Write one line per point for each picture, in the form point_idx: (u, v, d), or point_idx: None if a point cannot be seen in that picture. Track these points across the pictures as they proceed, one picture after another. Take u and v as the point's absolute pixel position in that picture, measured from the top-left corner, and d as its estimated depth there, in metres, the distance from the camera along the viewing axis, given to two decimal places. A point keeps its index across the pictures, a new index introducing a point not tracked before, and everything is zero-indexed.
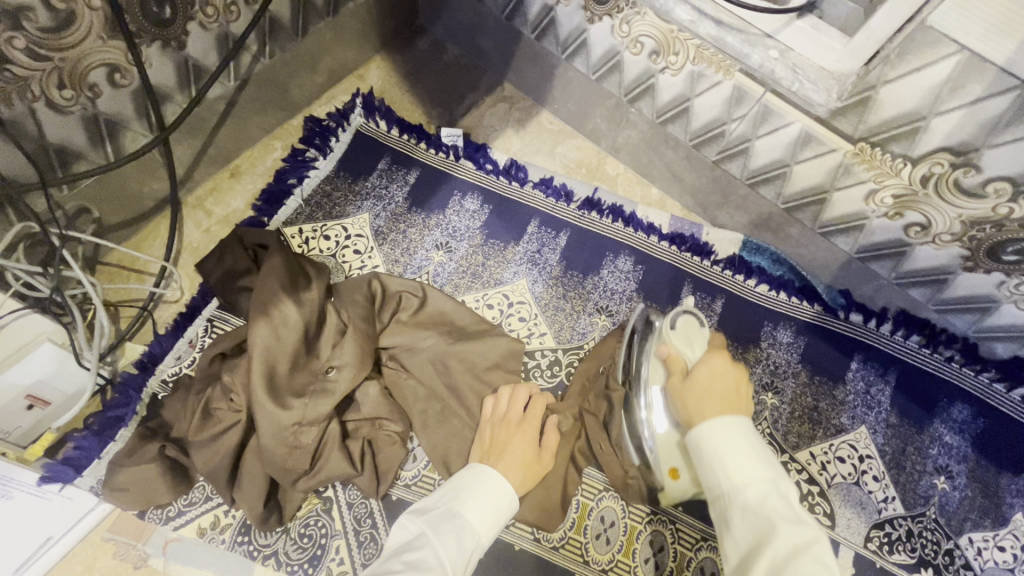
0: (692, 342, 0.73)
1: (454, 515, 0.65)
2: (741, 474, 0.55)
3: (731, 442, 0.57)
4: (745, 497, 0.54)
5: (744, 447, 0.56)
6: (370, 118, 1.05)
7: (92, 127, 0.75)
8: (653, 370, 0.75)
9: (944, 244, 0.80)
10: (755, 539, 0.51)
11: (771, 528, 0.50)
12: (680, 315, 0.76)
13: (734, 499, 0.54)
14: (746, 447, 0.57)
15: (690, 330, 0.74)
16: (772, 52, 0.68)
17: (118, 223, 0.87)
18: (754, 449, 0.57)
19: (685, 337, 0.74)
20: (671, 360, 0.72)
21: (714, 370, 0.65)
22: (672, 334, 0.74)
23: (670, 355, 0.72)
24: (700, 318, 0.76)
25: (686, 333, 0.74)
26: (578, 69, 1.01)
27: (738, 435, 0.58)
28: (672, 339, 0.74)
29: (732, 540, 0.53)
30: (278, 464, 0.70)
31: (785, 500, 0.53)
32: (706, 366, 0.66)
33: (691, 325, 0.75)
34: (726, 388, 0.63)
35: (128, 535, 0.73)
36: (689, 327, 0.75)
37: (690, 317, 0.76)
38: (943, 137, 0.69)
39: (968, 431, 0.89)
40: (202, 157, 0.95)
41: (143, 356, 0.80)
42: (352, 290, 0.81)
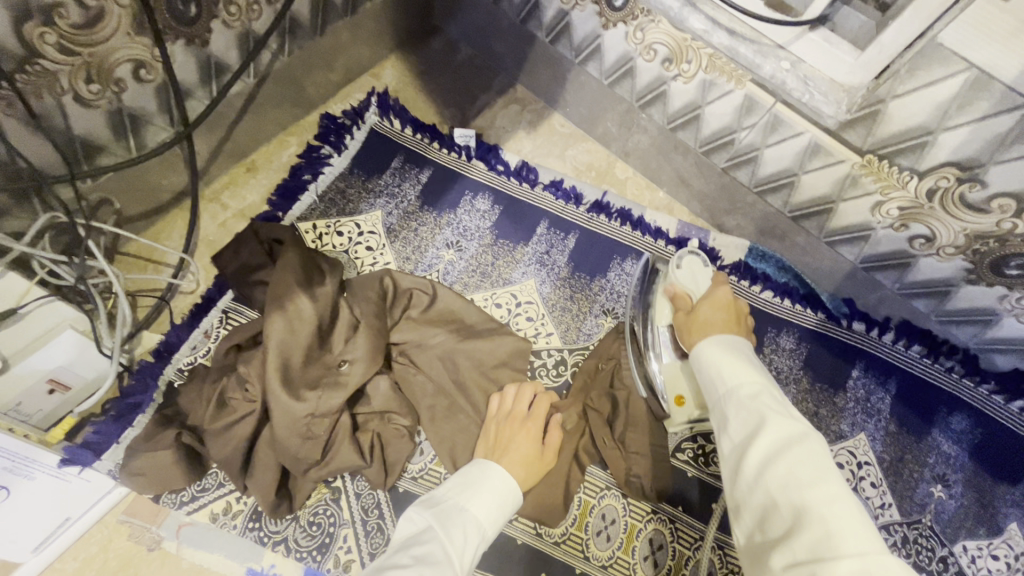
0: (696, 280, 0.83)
1: (460, 510, 0.67)
2: (732, 373, 0.59)
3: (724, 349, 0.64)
4: (740, 395, 0.56)
5: (735, 354, 0.61)
6: (384, 117, 1.06)
7: (116, 121, 0.77)
8: (660, 310, 0.85)
9: (948, 256, 0.81)
10: (748, 430, 0.52)
11: (760, 416, 0.52)
12: (686, 256, 0.86)
13: (728, 398, 0.57)
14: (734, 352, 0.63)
15: (693, 270, 0.84)
16: (783, 63, 0.74)
17: (138, 214, 0.89)
18: (746, 357, 0.61)
19: (689, 277, 0.84)
20: (678, 297, 0.82)
21: (715, 301, 0.74)
22: (678, 275, 0.84)
23: (677, 293, 0.82)
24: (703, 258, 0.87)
25: (690, 274, 0.84)
26: (590, 73, 1.02)
27: (732, 344, 0.64)
28: (678, 278, 0.84)
29: (728, 436, 0.54)
30: (290, 453, 0.72)
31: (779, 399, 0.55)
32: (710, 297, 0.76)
33: (694, 265, 0.86)
34: (726, 316, 0.71)
35: (142, 518, 0.75)
36: (693, 266, 0.85)
37: (693, 258, 0.87)
38: (950, 152, 0.70)
39: (966, 441, 0.90)
40: (220, 151, 0.97)
41: (160, 345, 0.82)
42: (364, 286, 0.83)
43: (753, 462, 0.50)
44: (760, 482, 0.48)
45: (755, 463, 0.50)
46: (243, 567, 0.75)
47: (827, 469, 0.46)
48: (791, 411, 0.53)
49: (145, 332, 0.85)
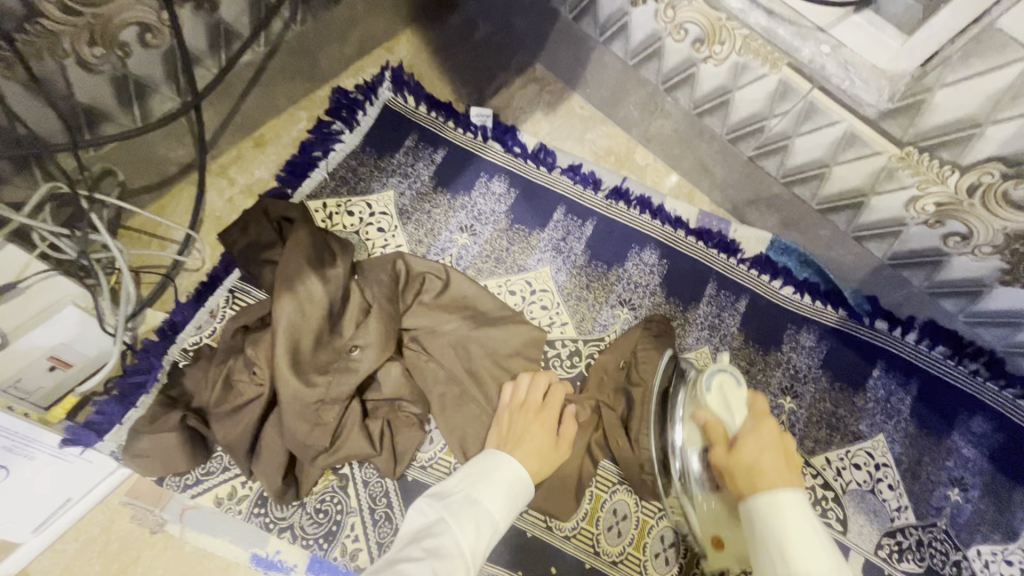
0: (730, 403, 0.69)
1: (472, 501, 0.65)
2: (804, 557, 0.49)
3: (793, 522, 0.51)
4: None
5: (803, 528, 0.50)
6: (398, 93, 1.02)
7: (121, 88, 0.73)
8: (689, 432, 0.73)
9: (984, 256, 0.78)
10: None
11: None
12: (714, 374, 0.71)
13: None
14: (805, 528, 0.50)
15: (727, 390, 0.69)
16: (823, 47, 0.70)
17: (143, 188, 0.86)
18: (819, 533, 0.51)
19: (722, 398, 0.69)
20: (710, 427, 0.68)
21: (762, 439, 0.61)
22: (707, 396, 0.70)
23: (709, 421, 0.69)
24: (737, 375, 0.71)
25: (723, 393, 0.69)
26: (615, 54, 0.98)
27: (798, 511, 0.52)
28: (706, 400, 0.70)
29: None
30: (298, 440, 0.70)
31: None
32: (754, 432, 0.62)
33: (727, 384, 0.70)
34: (776, 456, 0.58)
35: (146, 500, 0.74)
36: (725, 386, 0.70)
37: (726, 374, 0.71)
38: (998, 146, 0.67)
39: (986, 444, 0.88)
40: (228, 124, 0.93)
41: (165, 324, 0.79)
42: (376, 270, 0.80)
43: None
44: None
45: None
46: (248, 553, 0.73)
47: None
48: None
49: (149, 309, 0.82)
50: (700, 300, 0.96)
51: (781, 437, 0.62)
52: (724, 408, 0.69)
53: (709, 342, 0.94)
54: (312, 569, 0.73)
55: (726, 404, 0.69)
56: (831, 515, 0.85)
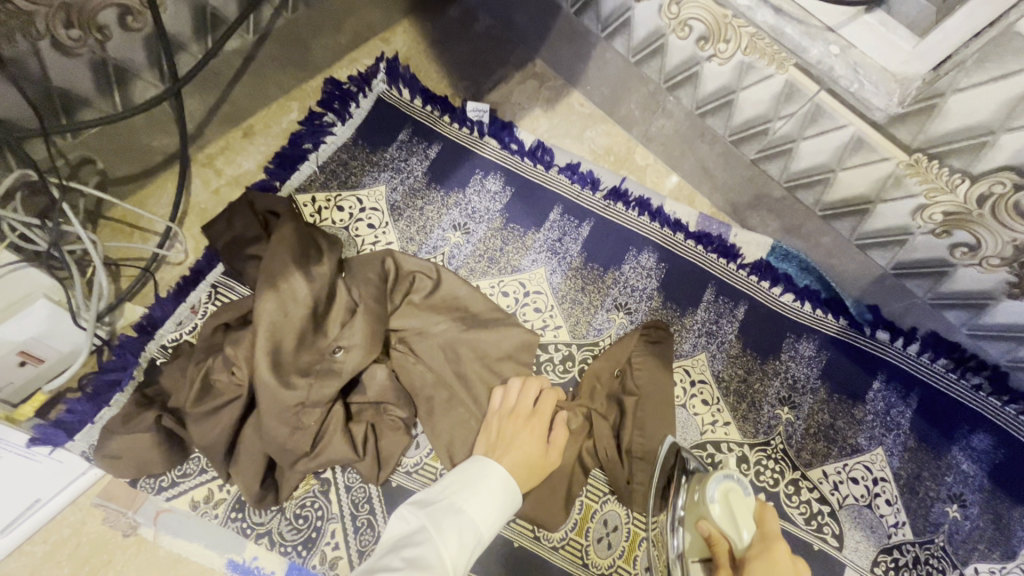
0: (737, 517, 0.63)
1: (456, 511, 0.62)
2: None
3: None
4: None
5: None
6: (393, 86, 0.99)
7: (100, 73, 0.70)
8: (691, 540, 0.67)
9: (992, 268, 0.76)
10: None
11: None
12: (720, 482, 0.65)
13: None
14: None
15: (732, 501, 0.63)
16: (831, 48, 0.67)
17: (124, 178, 0.83)
18: None
19: (727, 511, 0.64)
20: (714, 543, 0.63)
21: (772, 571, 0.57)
22: (712, 508, 0.64)
23: (713, 535, 0.63)
24: (742, 480, 0.66)
25: (728, 506, 0.63)
26: (617, 50, 0.95)
27: None
28: (711, 512, 0.64)
29: None
30: (278, 443, 0.68)
31: None
32: (763, 559, 0.58)
33: (734, 494, 0.64)
34: None
35: (118, 502, 0.71)
36: (731, 497, 0.64)
37: (731, 482, 0.65)
38: (1011, 155, 0.64)
39: (986, 461, 0.86)
40: (215, 113, 0.90)
41: (143, 320, 0.77)
42: (364, 268, 0.78)
43: None
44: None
45: None
46: (224, 559, 0.71)
47: None
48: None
49: (128, 304, 0.79)
50: (697, 305, 0.94)
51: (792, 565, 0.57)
52: (730, 522, 0.63)
53: (706, 349, 0.92)
54: None
55: (732, 518, 0.63)
56: (826, 530, 0.83)
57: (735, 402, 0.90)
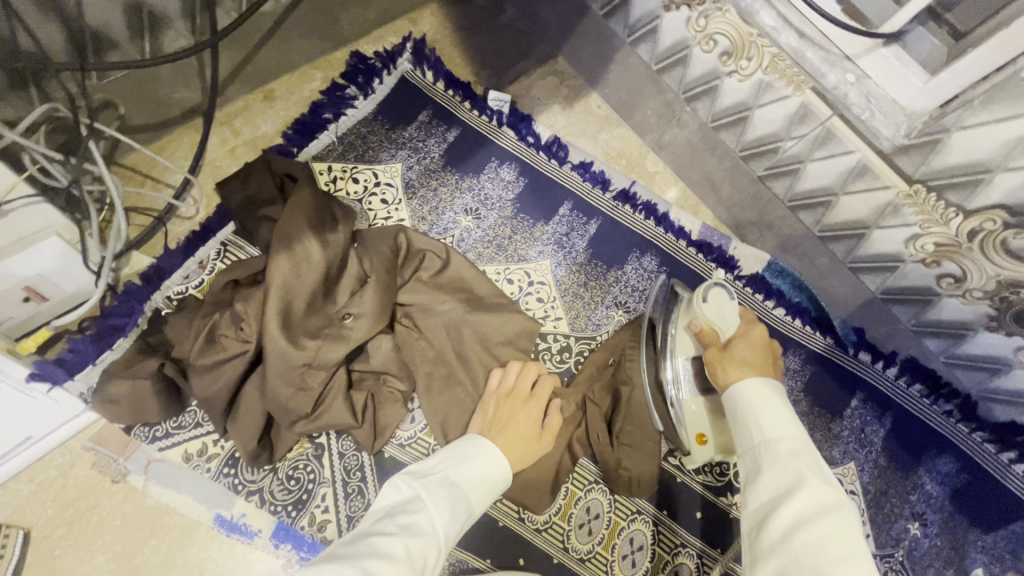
0: (724, 312, 0.72)
1: (448, 484, 0.63)
2: (776, 429, 0.55)
3: (769, 402, 0.58)
4: (778, 449, 0.53)
5: (776, 403, 0.57)
6: (418, 66, 1.00)
7: (133, 17, 0.70)
8: (683, 342, 0.76)
9: (974, 300, 0.80)
10: (779, 488, 0.50)
11: (797, 478, 0.49)
12: (711, 287, 0.73)
13: (765, 449, 0.54)
14: (777, 403, 0.57)
15: (721, 301, 0.72)
16: (848, 76, 0.72)
17: (142, 126, 0.82)
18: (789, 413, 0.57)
19: (717, 309, 0.72)
20: (704, 334, 0.71)
21: (752, 344, 0.67)
22: (703, 306, 0.72)
23: (703, 329, 0.72)
24: (730, 291, 0.75)
25: (717, 303, 0.72)
26: (640, 56, 0.97)
27: (771, 395, 0.58)
28: (703, 310, 0.72)
29: (756, 488, 0.52)
30: (279, 403, 0.68)
31: (816, 461, 0.52)
32: (745, 336, 0.68)
33: (721, 296, 0.73)
34: (760, 358, 0.64)
35: (109, 448, 0.71)
36: (720, 297, 0.73)
37: (720, 289, 0.74)
38: (1004, 194, 0.68)
39: (950, 483, 0.90)
40: (238, 73, 0.90)
41: (149, 270, 0.76)
42: (377, 240, 0.79)
43: (781, 523, 0.48)
44: (784, 546, 0.46)
45: (781, 523, 0.48)
46: (211, 513, 0.71)
47: (857, 543, 0.45)
48: (829, 475, 0.51)
49: (135, 253, 0.79)
50: None
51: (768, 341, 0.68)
52: (719, 318, 0.71)
53: None
54: (277, 536, 0.71)
55: (720, 312, 0.71)
56: None
57: None
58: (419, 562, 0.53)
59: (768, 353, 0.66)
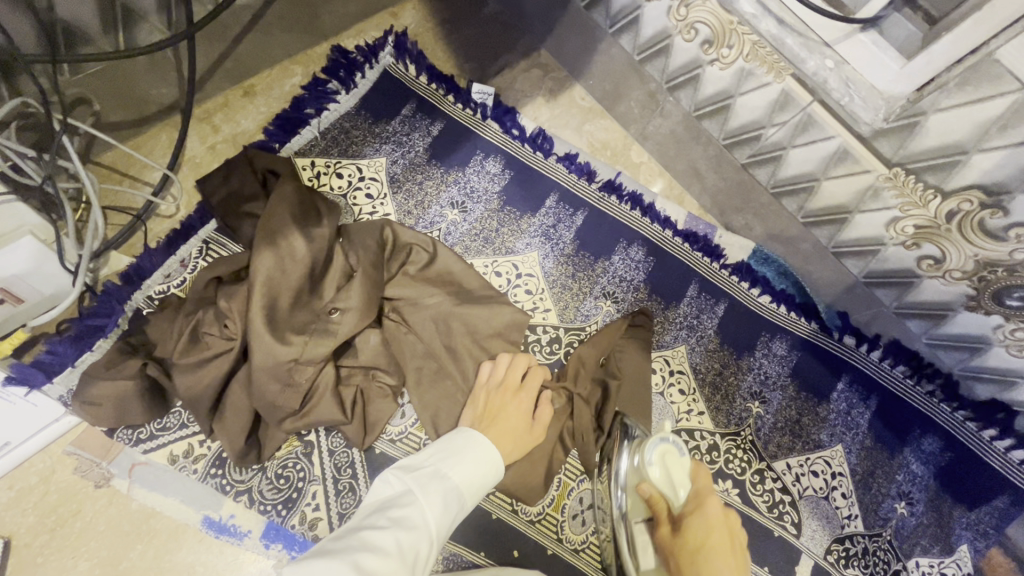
0: (673, 476, 0.69)
1: (442, 477, 0.63)
2: None
3: None
4: None
5: None
6: (400, 60, 0.99)
7: (105, 9, 0.68)
8: (634, 501, 0.74)
9: (953, 281, 0.81)
10: None
11: None
12: (658, 445, 0.69)
13: None
14: None
15: (670, 462, 0.69)
16: (827, 62, 0.73)
17: (118, 123, 0.81)
18: None
19: (665, 473, 0.69)
20: (656, 501, 0.70)
21: (708, 519, 0.65)
22: (651, 471, 0.69)
23: (654, 495, 0.70)
24: (679, 444, 0.70)
25: (665, 466, 0.69)
26: (622, 46, 0.98)
27: None
28: (651, 475, 0.69)
29: None
30: (267, 400, 0.67)
31: None
32: (699, 513, 0.65)
33: (671, 455, 0.69)
34: (722, 541, 0.63)
35: (92, 452, 0.69)
36: (668, 459, 0.69)
37: (669, 444, 0.70)
38: (980, 174, 0.69)
39: (934, 462, 0.92)
40: (217, 68, 0.88)
41: (129, 269, 0.75)
42: (363, 234, 0.78)
43: None
44: None
45: None
46: (199, 515, 0.69)
47: None
48: None
49: (114, 252, 0.77)
50: (681, 299, 0.98)
51: (722, 510, 0.66)
52: (667, 483, 0.69)
53: (685, 341, 0.96)
54: (267, 536, 0.70)
55: (670, 480, 0.69)
56: (786, 518, 0.88)
57: (710, 393, 0.94)
58: (410, 556, 0.54)
59: (726, 526, 0.65)
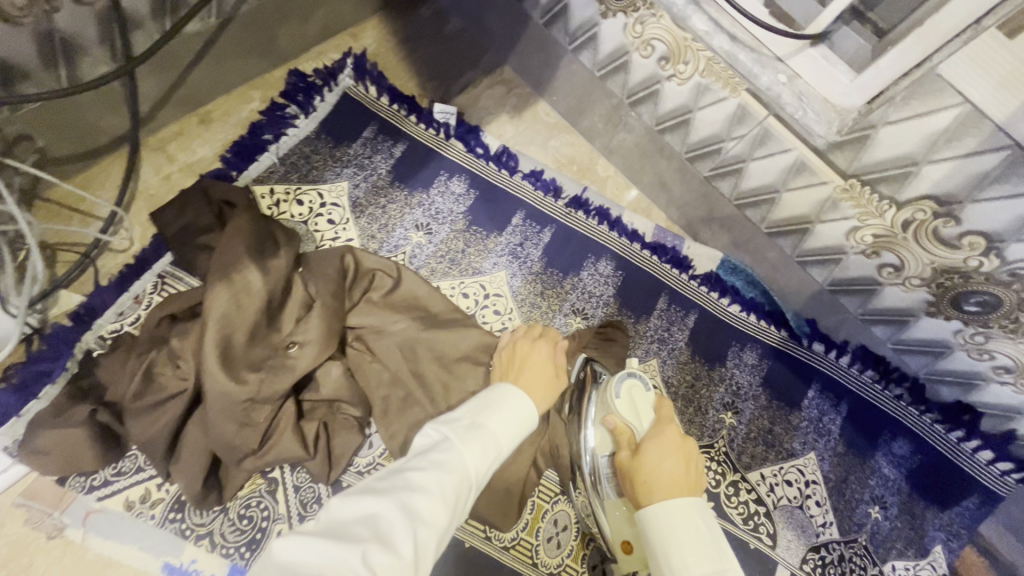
0: (637, 408, 0.73)
1: (478, 427, 0.58)
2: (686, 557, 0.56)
3: (684, 530, 0.58)
4: None
5: (687, 532, 0.57)
6: (360, 82, 0.98)
7: (44, 45, 0.66)
8: (601, 437, 0.75)
9: (913, 287, 0.82)
10: None
11: None
12: (625, 379, 0.74)
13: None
14: (694, 532, 0.57)
15: (634, 394, 0.74)
16: (780, 76, 0.73)
17: (64, 158, 0.78)
18: (704, 533, 0.58)
19: (630, 404, 0.73)
20: (620, 431, 0.72)
21: (664, 445, 0.66)
22: (617, 401, 0.73)
23: (618, 426, 0.72)
24: (644, 381, 0.76)
25: (630, 397, 0.74)
26: (583, 63, 0.98)
27: (683, 519, 0.58)
28: (616, 406, 0.73)
29: None
30: (223, 440, 0.65)
31: None
32: (658, 439, 0.68)
33: (636, 390, 0.74)
34: (675, 465, 0.64)
35: (43, 502, 0.67)
36: (633, 391, 0.74)
37: (635, 380, 0.75)
38: (932, 185, 0.70)
39: (905, 466, 0.92)
40: (170, 96, 0.86)
41: (79, 308, 0.73)
42: (322, 263, 0.76)
43: None
44: None
45: None
46: (159, 562, 0.67)
47: None
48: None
49: (64, 291, 0.75)
50: (651, 313, 0.98)
51: (683, 441, 0.67)
52: (631, 413, 0.73)
53: (657, 355, 0.96)
54: None
55: (634, 409, 0.73)
56: (762, 529, 0.88)
57: (683, 406, 0.94)
58: (452, 500, 0.51)
59: (684, 454, 0.66)
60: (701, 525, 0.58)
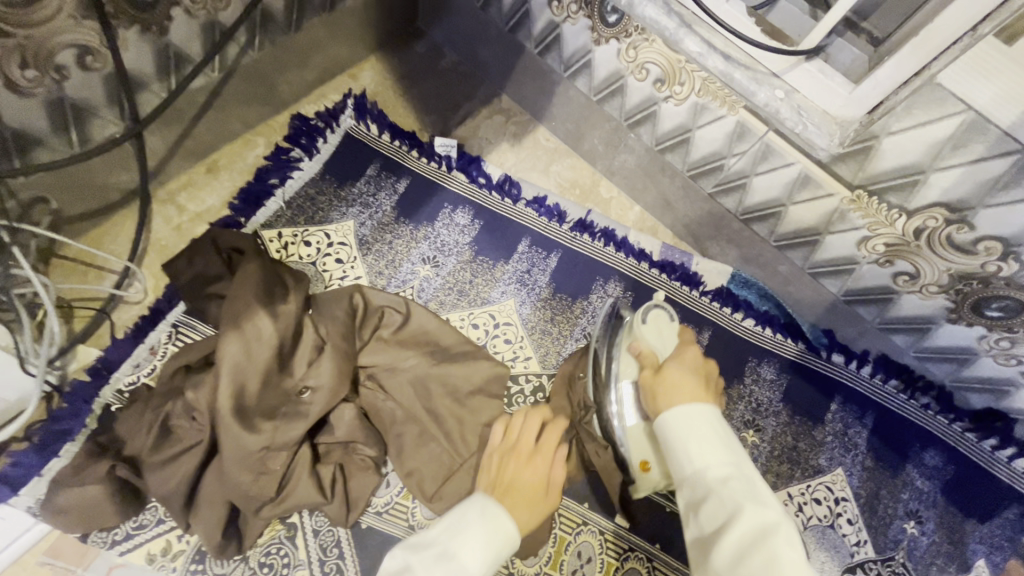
0: (662, 335, 0.72)
1: (448, 560, 0.51)
2: (706, 458, 0.53)
3: (703, 432, 0.54)
4: (710, 478, 0.52)
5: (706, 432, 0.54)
6: (361, 121, 1.00)
7: (56, 112, 0.69)
8: (626, 364, 0.73)
9: (931, 295, 0.81)
10: (719, 521, 0.49)
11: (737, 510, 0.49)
12: (651, 310, 0.74)
13: (699, 477, 0.52)
14: (711, 432, 0.54)
15: (660, 323, 0.73)
16: (777, 92, 0.69)
17: (75, 216, 0.80)
18: (723, 437, 0.55)
19: (655, 331, 0.73)
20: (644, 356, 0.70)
21: (684, 363, 0.63)
22: (643, 328, 0.73)
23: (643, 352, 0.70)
24: (670, 311, 0.75)
25: (655, 325, 0.73)
26: (579, 88, 0.99)
27: (701, 424, 0.54)
28: (643, 333, 0.72)
29: (697, 524, 0.51)
30: (240, 490, 0.66)
31: (751, 482, 0.51)
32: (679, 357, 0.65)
33: (661, 319, 0.74)
34: (695, 379, 0.60)
35: (67, 560, 0.68)
36: (659, 320, 0.74)
37: (659, 310, 0.75)
38: (941, 192, 0.69)
39: (939, 477, 0.89)
40: (177, 149, 0.89)
41: (97, 363, 0.75)
42: (332, 304, 0.77)
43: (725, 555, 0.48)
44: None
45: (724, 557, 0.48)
46: None
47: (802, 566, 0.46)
48: (765, 495, 0.50)
49: (81, 347, 0.77)
50: None
51: (702, 360, 0.65)
52: (657, 340, 0.72)
53: None
54: None
55: (659, 337, 0.72)
56: None
57: None
58: None
59: (703, 371, 0.62)
60: (718, 429, 0.55)
